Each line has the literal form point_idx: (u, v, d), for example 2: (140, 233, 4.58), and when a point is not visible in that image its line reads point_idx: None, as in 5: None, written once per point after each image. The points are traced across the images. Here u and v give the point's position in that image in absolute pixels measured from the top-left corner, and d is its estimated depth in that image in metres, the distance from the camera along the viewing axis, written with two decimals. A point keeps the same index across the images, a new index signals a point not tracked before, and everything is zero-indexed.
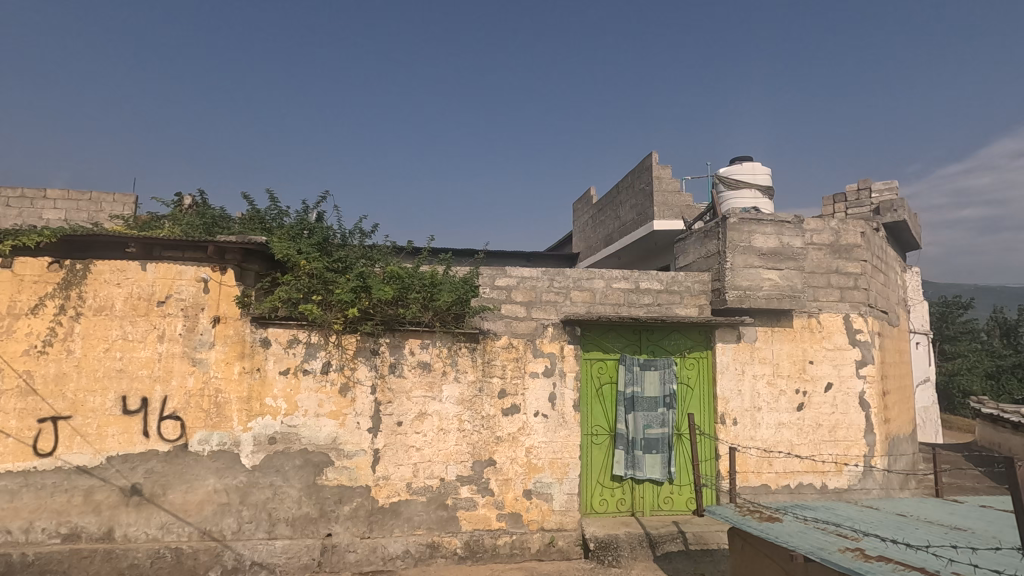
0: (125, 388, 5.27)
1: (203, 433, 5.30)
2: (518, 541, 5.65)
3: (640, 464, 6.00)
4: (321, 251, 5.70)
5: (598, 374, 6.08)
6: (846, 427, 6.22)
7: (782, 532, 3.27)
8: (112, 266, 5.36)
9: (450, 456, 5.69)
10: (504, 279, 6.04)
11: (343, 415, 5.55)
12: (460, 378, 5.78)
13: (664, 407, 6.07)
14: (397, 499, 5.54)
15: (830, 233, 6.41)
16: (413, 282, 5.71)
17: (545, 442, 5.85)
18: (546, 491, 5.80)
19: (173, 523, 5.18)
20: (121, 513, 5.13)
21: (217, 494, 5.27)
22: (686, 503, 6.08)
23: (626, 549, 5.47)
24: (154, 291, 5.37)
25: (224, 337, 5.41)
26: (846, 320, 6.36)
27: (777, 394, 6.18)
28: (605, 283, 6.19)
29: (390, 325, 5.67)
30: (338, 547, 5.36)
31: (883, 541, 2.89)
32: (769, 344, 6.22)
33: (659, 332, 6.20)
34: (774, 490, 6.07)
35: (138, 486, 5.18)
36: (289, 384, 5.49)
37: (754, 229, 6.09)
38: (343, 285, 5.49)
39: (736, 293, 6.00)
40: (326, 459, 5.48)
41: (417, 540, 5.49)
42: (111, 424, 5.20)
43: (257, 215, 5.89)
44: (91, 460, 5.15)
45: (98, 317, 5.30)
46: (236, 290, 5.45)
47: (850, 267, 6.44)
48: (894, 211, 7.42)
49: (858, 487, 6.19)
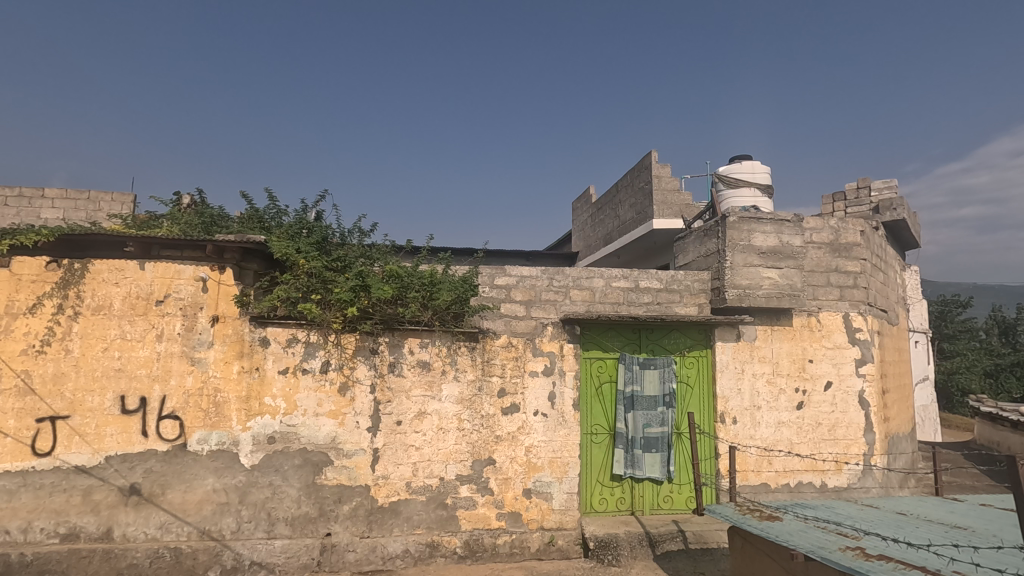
0: (123, 387, 5.25)
1: (202, 432, 5.29)
2: (518, 540, 5.64)
3: (640, 463, 6.00)
4: (320, 250, 5.70)
5: (598, 373, 6.07)
6: (846, 426, 6.21)
7: (782, 531, 3.27)
8: (110, 265, 5.35)
9: (449, 455, 5.68)
10: (503, 278, 6.03)
11: (342, 415, 5.54)
12: (460, 377, 5.78)
13: (663, 406, 6.07)
14: (396, 499, 5.54)
15: (829, 231, 6.41)
16: (412, 281, 5.69)
17: (544, 441, 5.84)
18: (546, 490, 5.79)
19: (172, 523, 5.17)
20: (120, 513, 5.12)
21: (216, 494, 5.26)
22: (685, 503, 6.08)
23: (626, 548, 5.47)
24: (153, 291, 5.36)
25: (223, 336, 5.40)
26: (846, 318, 6.36)
27: (776, 393, 6.17)
28: (604, 282, 6.19)
29: (389, 324, 5.66)
30: (337, 546, 5.35)
31: (884, 541, 2.88)
32: (769, 343, 6.21)
33: (658, 331, 6.19)
34: (774, 489, 6.07)
35: (136, 486, 5.17)
36: (289, 384, 5.47)
37: (754, 227, 6.08)
38: (342, 284, 5.48)
39: (735, 292, 5.99)
40: (325, 459, 5.47)
41: (417, 540, 5.48)
42: (110, 423, 5.19)
43: (256, 215, 5.90)
44: (90, 460, 5.14)
45: (97, 316, 5.29)
46: (235, 289, 5.43)
47: (850, 265, 6.44)
48: (894, 210, 7.42)
49: (858, 485, 6.19)
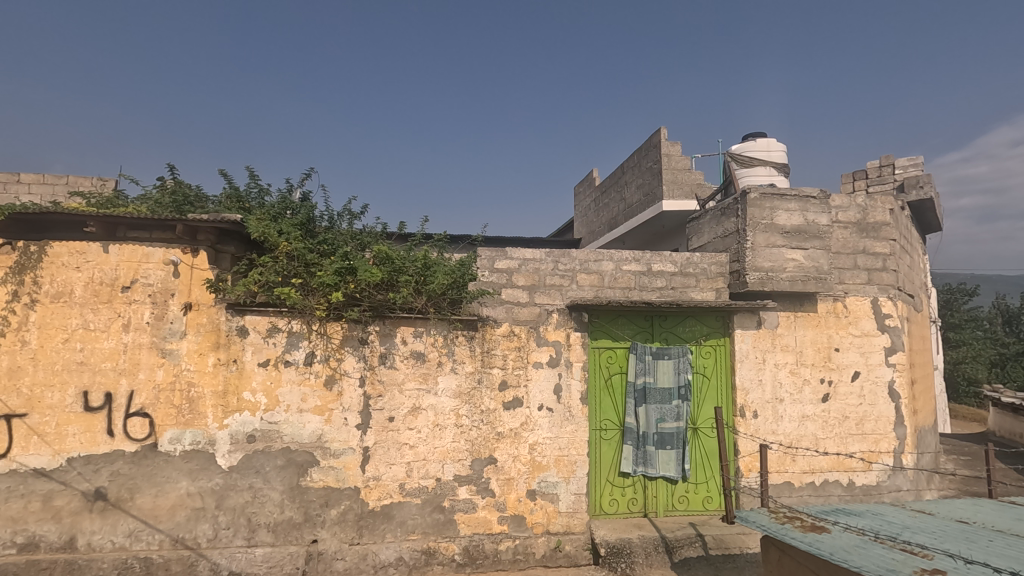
0: (86, 382, 4.77)
1: (174, 431, 4.82)
2: (522, 546, 5.19)
3: (653, 460, 5.55)
4: (304, 232, 5.21)
5: (606, 364, 5.62)
6: (874, 419, 5.75)
7: (836, 547, 2.76)
8: (70, 248, 4.84)
9: (447, 454, 5.21)
10: (504, 261, 5.54)
11: (329, 411, 5.06)
12: (458, 369, 5.30)
13: (678, 400, 5.60)
14: (389, 502, 5.07)
15: (856, 209, 5.91)
16: (405, 264, 5.18)
17: (550, 438, 5.37)
18: (552, 491, 5.33)
19: (142, 530, 4.72)
20: (84, 520, 4.66)
21: (191, 498, 4.80)
22: (702, 503, 5.63)
23: (641, 555, 5.01)
24: (118, 276, 4.86)
25: (197, 326, 4.91)
26: (874, 303, 5.88)
27: (800, 384, 5.71)
28: (614, 265, 5.70)
29: (380, 312, 5.17)
30: (323, 554, 4.87)
31: (988, 574, 2.32)
32: (792, 331, 5.74)
33: (672, 318, 5.72)
34: (798, 488, 5.61)
35: (102, 490, 4.70)
36: (269, 377, 4.99)
37: (777, 205, 5.58)
38: (327, 268, 5.00)
39: (757, 275, 5.51)
40: (310, 459, 4.99)
41: (411, 546, 5.02)
42: (72, 422, 4.71)
43: (236, 194, 5.45)
44: (50, 462, 4.67)
45: (56, 304, 4.79)
46: (209, 273, 4.94)
47: (878, 246, 5.94)
48: (920, 188, 6.89)
49: (888, 485, 5.72)
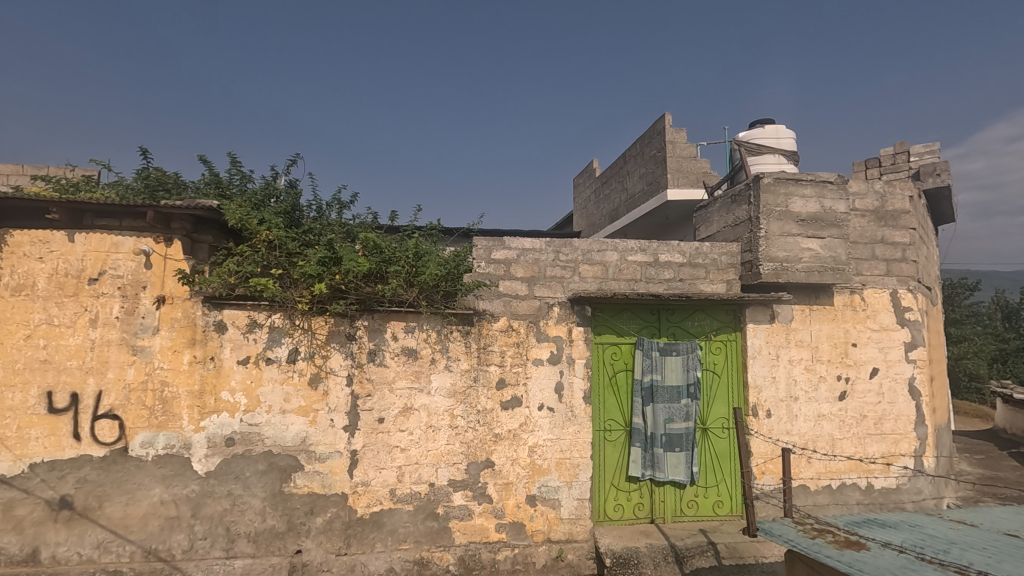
0: (50, 382, 4.41)
1: (147, 434, 4.47)
2: (521, 555, 4.87)
3: (661, 464, 5.20)
4: (287, 220, 4.87)
5: (611, 361, 5.27)
6: (894, 419, 5.44)
7: (877, 568, 2.45)
8: (33, 237, 4.47)
9: (441, 457, 4.88)
10: (502, 251, 5.17)
11: (314, 412, 4.72)
12: (452, 367, 4.96)
13: (687, 399, 5.27)
14: (378, 509, 4.74)
15: (874, 197, 5.58)
16: (395, 255, 4.84)
17: (551, 440, 5.04)
18: (553, 497, 5.00)
19: (111, 542, 4.37)
20: (48, 531, 4.31)
21: (165, 507, 4.45)
22: (712, 508, 5.30)
23: (650, 565, 4.66)
24: (85, 267, 4.50)
25: (171, 321, 4.56)
26: (893, 296, 5.56)
27: (815, 381, 5.39)
28: (618, 256, 5.36)
29: (367, 305, 4.82)
30: (308, 566, 4.55)
31: None
32: (807, 325, 5.41)
33: (680, 312, 5.38)
34: (815, 492, 5.29)
35: (68, 498, 4.35)
36: (250, 375, 4.64)
37: (792, 191, 5.24)
38: (310, 257, 4.65)
39: (771, 266, 5.18)
40: (294, 463, 4.65)
41: (403, 556, 4.69)
42: (35, 425, 4.36)
43: (216, 181, 5.10)
44: (11, 468, 4.31)
45: (17, 298, 4.42)
46: (184, 264, 4.58)
47: (897, 236, 5.60)
48: (937, 175, 6.57)
49: (908, 488, 5.41)
